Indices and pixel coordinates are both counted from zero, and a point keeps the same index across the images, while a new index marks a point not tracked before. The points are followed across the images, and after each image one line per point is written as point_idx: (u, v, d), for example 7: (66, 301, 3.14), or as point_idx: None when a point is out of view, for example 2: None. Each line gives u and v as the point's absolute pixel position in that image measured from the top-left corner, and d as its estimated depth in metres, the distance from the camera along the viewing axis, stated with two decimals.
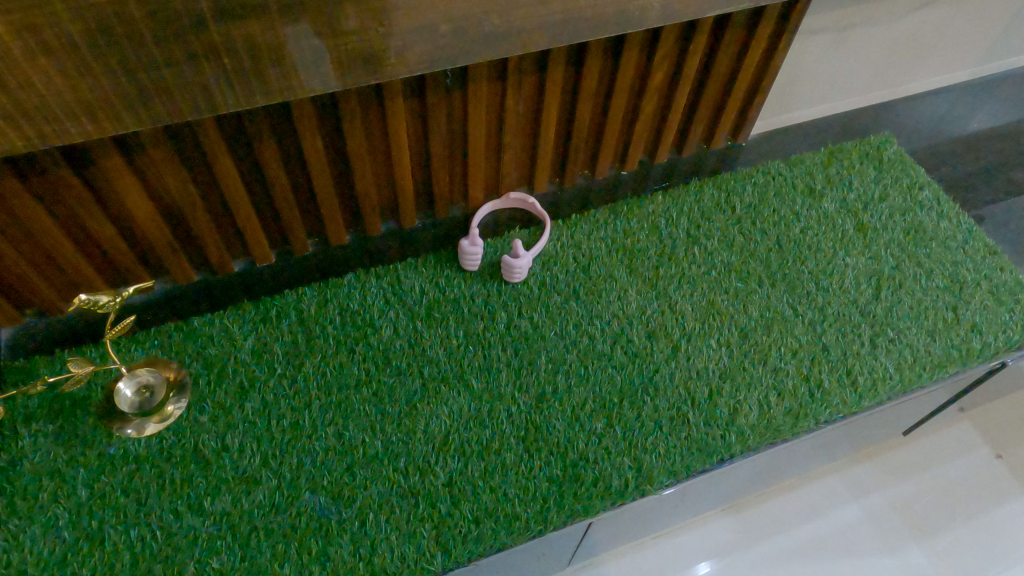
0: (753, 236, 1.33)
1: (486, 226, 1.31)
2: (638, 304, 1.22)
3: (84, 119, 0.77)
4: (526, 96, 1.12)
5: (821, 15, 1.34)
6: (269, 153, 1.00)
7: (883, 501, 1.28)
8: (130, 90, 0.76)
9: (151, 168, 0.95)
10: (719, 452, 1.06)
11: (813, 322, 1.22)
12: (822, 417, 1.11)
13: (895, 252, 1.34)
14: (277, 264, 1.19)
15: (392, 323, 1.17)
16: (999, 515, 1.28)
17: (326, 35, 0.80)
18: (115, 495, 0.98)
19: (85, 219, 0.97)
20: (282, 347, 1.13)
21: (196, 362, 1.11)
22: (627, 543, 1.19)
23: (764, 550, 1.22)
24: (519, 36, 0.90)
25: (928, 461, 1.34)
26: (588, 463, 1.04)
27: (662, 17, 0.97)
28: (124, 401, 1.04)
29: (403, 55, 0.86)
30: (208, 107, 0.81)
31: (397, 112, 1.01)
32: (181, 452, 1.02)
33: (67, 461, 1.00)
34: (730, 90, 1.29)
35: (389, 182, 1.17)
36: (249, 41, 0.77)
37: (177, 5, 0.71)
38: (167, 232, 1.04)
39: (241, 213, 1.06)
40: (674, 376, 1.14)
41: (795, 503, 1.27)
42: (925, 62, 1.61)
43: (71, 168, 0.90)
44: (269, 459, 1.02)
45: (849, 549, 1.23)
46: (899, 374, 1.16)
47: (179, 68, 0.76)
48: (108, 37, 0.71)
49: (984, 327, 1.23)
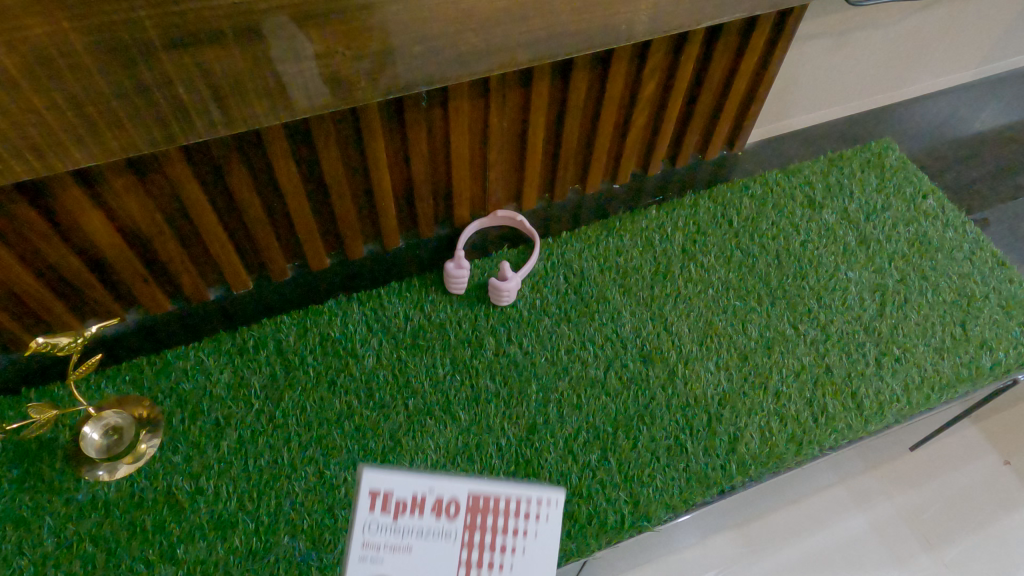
0: (752, 252, 1.28)
1: (474, 245, 1.26)
2: (632, 326, 1.17)
3: (31, 156, 0.72)
4: (511, 113, 1.06)
5: (820, 20, 1.28)
6: (240, 181, 0.94)
7: (890, 511, 1.14)
8: (77, 124, 0.71)
9: (113, 200, 0.89)
10: (719, 484, 1.01)
11: (815, 340, 1.17)
12: (826, 443, 1.06)
13: (900, 265, 1.29)
14: (256, 291, 1.13)
15: (375, 351, 1.12)
16: (1011, 528, 1.14)
17: (289, 61, 0.75)
18: (84, 544, 0.93)
19: (48, 255, 0.90)
20: (260, 380, 1.09)
21: (170, 399, 1.06)
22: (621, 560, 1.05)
23: (769, 565, 1.08)
24: (498, 54, 0.84)
25: (937, 468, 1.20)
26: (583, 498, 0.99)
27: (651, 31, 0.92)
28: (92, 445, 1.00)
29: (374, 78, 0.80)
30: (165, 139, 0.76)
31: (375, 133, 0.96)
32: (154, 495, 0.98)
33: (33, 508, 0.95)
34: (724, 100, 1.24)
35: (370, 205, 1.11)
36: (206, 70, 0.72)
37: (122, 36, 0.66)
38: (138, 266, 0.98)
39: (215, 243, 1.00)
40: (672, 404, 1.09)
41: (797, 515, 1.13)
42: (927, 64, 1.56)
43: (29, 203, 0.83)
44: (246, 502, 0.98)
45: (855, 564, 1.09)
46: (907, 396, 1.11)
47: (131, 99, 0.71)
48: (48, 69, 0.66)
49: (994, 342, 1.18)
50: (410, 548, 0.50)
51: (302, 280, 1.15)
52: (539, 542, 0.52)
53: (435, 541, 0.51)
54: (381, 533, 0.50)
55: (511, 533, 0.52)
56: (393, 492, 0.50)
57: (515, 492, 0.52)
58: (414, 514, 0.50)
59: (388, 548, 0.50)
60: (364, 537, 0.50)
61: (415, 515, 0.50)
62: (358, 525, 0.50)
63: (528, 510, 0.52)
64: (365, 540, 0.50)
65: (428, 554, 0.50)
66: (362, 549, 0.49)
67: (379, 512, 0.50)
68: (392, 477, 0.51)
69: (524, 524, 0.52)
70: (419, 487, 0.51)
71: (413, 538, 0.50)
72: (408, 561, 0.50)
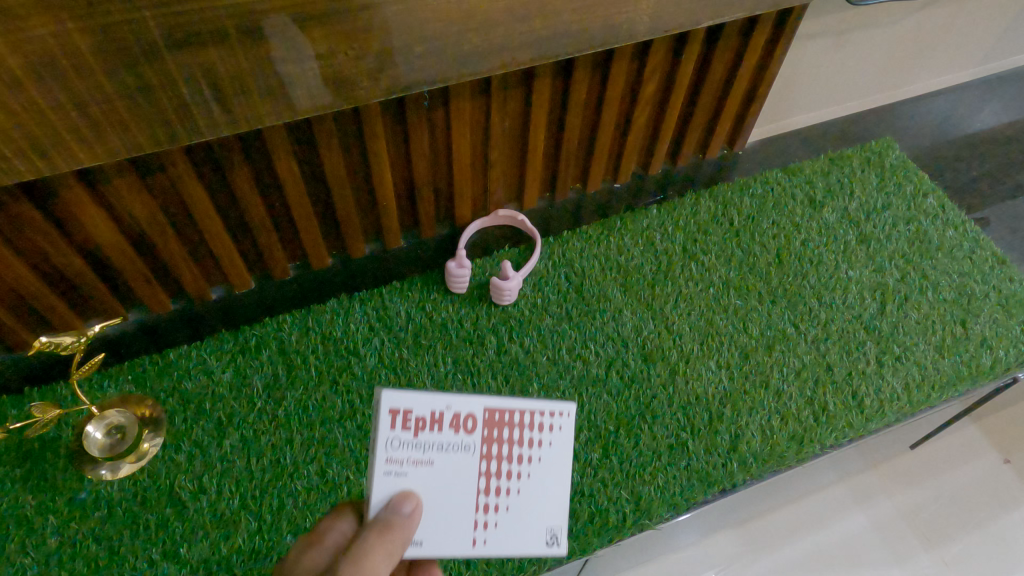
0: (752, 251, 1.29)
1: (475, 245, 1.27)
2: (634, 325, 1.17)
3: (35, 155, 0.72)
4: (512, 112, 1.07)
5: (820, 19, 1.29)
6: (243, 181, 0.94)
7: (890, 510, 1.15)
8: (81, 123, 0.71)
9: (116, 200, 0.90)
10: (720, 482, 1.02)
11: (816, 339, 1.18)
12: (827, 442, 1.07)
13: (900, 264, 1.29)
14: (257, 290, 1.13)
15: (377, 351, 1.13)
16: (1011, 526, 1.15)
17: (291, 60, 0.75)
18: (87, 543, 0.93)
19: (51, 254, 0.90)
20: (262, 380, 1.09)
21: (173, 398, 1.06)
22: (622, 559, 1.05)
23: (769, 563, 1.08)
24: (500, 54, 0.85)
25: (938, 467, 1.20)
26: (585, 497, 1.00)
27: (652, 31, 0.92)
28: (96, 444, 0.99)
29: (376, 78, 0.81)
30: (168, 139, 0.76)
31: (376, 133, 0.96)
32: (157, 495, 0.98)
33: (36, 508, 0.96)
34: (725, 99, 1.24)
35: (372, 205, 1.11)
36: (209, 70, 0.72)
37: (126, 36, 0.66)
38: (140, 266, 0.98)
39: (217, 243, 1.01)
40: (674, 403, 1.09)
41: (798, 514, 1.13)
42: (927, 64, 1.56)
43: (32, 203, 0.83)
44: (249, 501, 0.98)
45: (856, 562, 1.09)
46: (908, 394, 1.12)
47: (134, 98, 0.71)
48: (52, 69, 0.66)
49: (994, 341, 1.18)
50: (431, 460, 0.57)
51: (303, 280, 1.15)
52: (553, 451, 0.62)
53: (455, 451, 0.58)
54: (403, 449, 0.57)
55: (526, 443, 0.61)
56: (412, 413, 0.57)
57: (531, 409, 0.61)
58: (433, 429, 0.58)
59: (410, 461, 0.57)
60: (387, 453, 0.56)
61: (434, 431, 0.58)
62: (380, 442, 0.56)
63: (543, 422, 0.62)
64: (389, 455, 0.56)
65: (451, 461, 0.58)
66: (387, 462, 0.56)
67: (400, 430, 0.57)
68: (409, 398, 0.57)
69: (538, 434, 0.62)
70: (436, 405, 0.58)
71: (433, 451, 0.57)
72: (431, 470, 0.58)
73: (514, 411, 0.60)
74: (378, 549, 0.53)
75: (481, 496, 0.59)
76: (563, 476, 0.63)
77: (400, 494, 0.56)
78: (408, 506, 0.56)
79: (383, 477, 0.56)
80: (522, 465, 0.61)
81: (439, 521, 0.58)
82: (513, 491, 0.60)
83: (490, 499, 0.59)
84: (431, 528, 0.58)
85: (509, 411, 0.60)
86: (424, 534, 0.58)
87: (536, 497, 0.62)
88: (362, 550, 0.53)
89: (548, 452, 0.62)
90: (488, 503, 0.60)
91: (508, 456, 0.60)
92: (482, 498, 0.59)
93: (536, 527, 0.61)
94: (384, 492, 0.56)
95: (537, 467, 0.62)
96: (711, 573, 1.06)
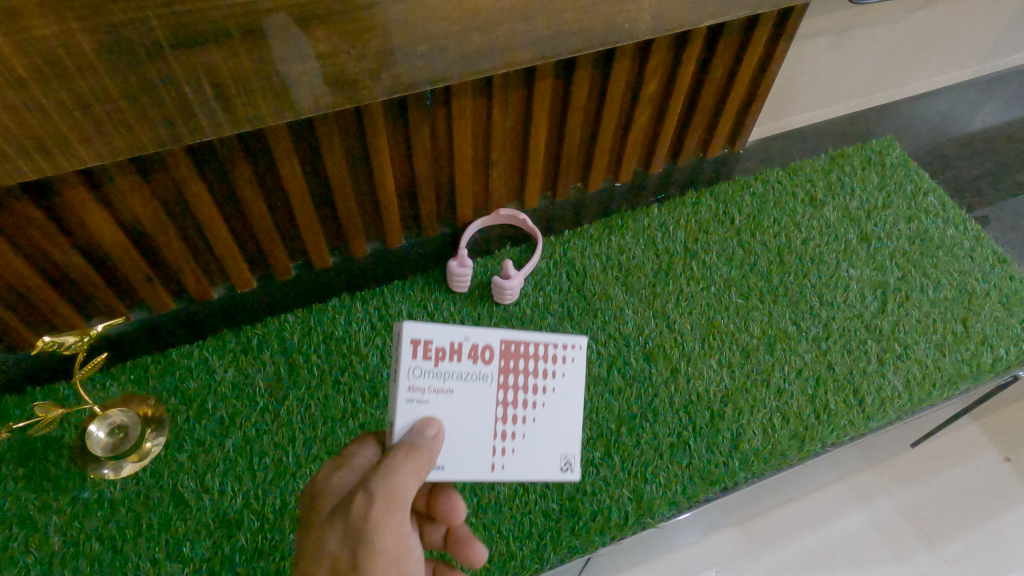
0: (753, 249, 1.29)
1: (477, 244, 1.27)
2: (635, 323, 1.17)
3: (38, 155, 0.72)
4: (514, 112, 1.07)
5: (821, 18, 1.29)
6: (244, 180, 0.94)
7: (891, 508, 1.15)
8: (84, 123, 0.71)
9: (117, 200, 0.90)
10: (722, 480, 1.02)
11: (817, 338, 1.18)
12: (828, 440, 1.07)
13: (901, 262, 1.29)
14: (259, 290, 1.13)
15: (379, 350, 1.13)
16: (1011, 524, 1.15)
17: (295, 60, 0.75)
18: (91, 543, 0.94)
19: (53, 254, 0.90)
20: (264, 379, 1.09)
21: (175, 397, 1.07)
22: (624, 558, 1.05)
23: (770, 562, 1.08)
24: (502, 53, 0.85)
25: (939, 465, 1.20)
26: (586, 495, 1.00)
27: (653, 30, 0.92)
28: (98, 443, 1.00)
29: (379, 77, 0.81)
30: (171, 138, 0.77)
31: (378, 132, 0.96)
32: (160, 494, 0.98)
33: (39, 507, 0.96)
34: (726, 98, 1.24)
35: (373, 204, 1.11)
36: (212, 69, 0.72)
37: (129, 35, 0.66)
38: (142, 266, 0.98)
39: (219, 243, 1.01)
40: (675, 401, 1.09)
41: (800, 512, 1.13)
42: (927, 63, 1.56)
43: (35, 203, 0.83)
44: (252, 499, 0.98)
45: (857, 560, 1.10)
46: (908, 393, 1.12)
47: (137, 98, 0.71)
48: (55, 69, 0.66)
49: (995, 339, 1.19)
50: (451, 388, 0.61)
51: (305, 279, 1.15)
52: (565, 379, 0.67)
53: (474, 380, 0.62)
54: (424, 377, 0.60)
55: (541, 373, 0.66)
56: (433, 343, 0.61)
57: (546, 341, 0.66)
58: (453, 358, 0.61)
59: (431, 389, 0.60)
60: (409, 381, 0.60)
61: (453, 360, 0.61)
62: (403, 370, 0.60)
63: (557, 353, 0.67)
64: (411, 383, 0.60)
65: (470, 389, 0.62)
66: (409, 390, 0.60)
67: (421, 360, 0.60)
68: (429, 329, 0.61)
69: (553, 365, 0.67)
70: (455, 336, 0.61)
71: (453, 380, 0.61)
72: (451, 398, 0.61)
73: (529, 342, 0.65)
74: (406, 469, 0.56)
75: (500, 424, 0.63)
76: (575, 403, 0.68)
77: (422, 421, 0.60)
78: (431, 430, 0.59)
79: (405, 405, 0.60)
80: (537, 396, 0.65)
81: (458, 448, 0.62)
82: (530, 418, 0.64)
83: (508, 427, 0.63)
84: (453, 455, 0.62)
85: (525, 343, 0.65)
86: (446, 460, 0.61)
87: (548, 427, 0.66)
88: (391, 469, 0.56)
89: (560, 382, 0.67)
90: (506, 433, 0.63)
91: (525, 386, 0.64)
92: (501, 426, 0.63)
93: (546, 457, 0.66)
94: (407, 418, 0.60)
95: (550, 398, 0.66)
96: (712, 572, 1.06)
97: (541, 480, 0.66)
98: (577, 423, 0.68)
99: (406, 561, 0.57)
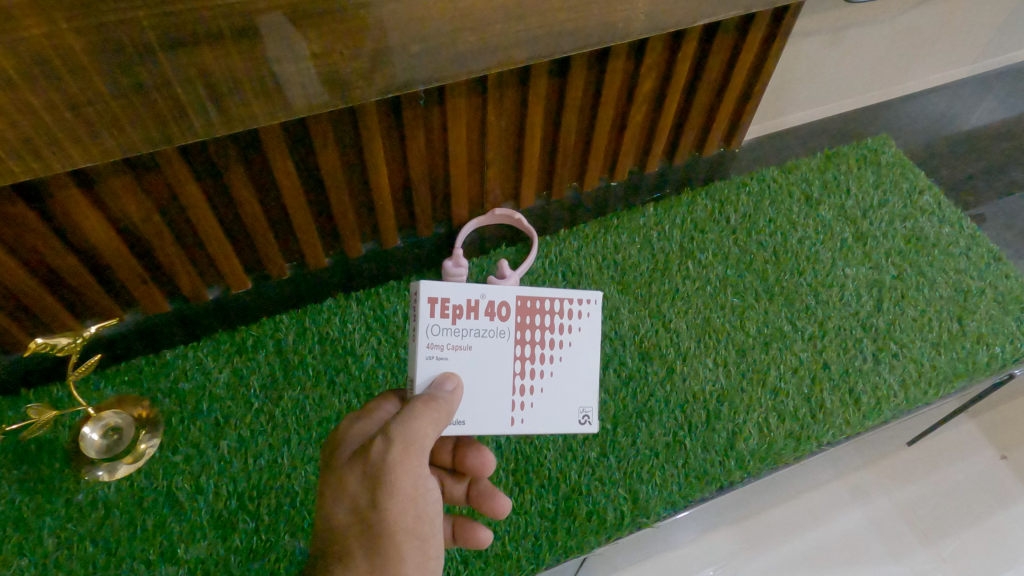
0: (749, 248, 1.29)
1: (473, 242, 1.26)
2: (630, 323, 1.17)
3: (29, 156, 0.72)
4: (508, 112, 1.06)
5: (816, 17, 1.28)
6: (238, 181, 0.94)
7: (888, 506, 1.15)
8: (75, 124, 0.71)
9: (110, 200, 0.89)
10: (718, 479, 1.02)
11: (813, 336, 1.18)
12: (824, 439, 1.07)
13: (896, 261, 1.29)
14: (254, 291, 1.12)
15: (374, 350, 1.12)
16: (1008, 522, 1.15)
17: (288, 60, 0.75)
18: (85, 544, 0.93)
19: (46, 255, 0.90)
20: (259, 380, 1.09)
21: (169, 398, 1.07)
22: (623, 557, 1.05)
23: (768, 561, 1.08)
24: (495, 53, 0.84)
25: (935, 463, 1.20)
26: (582, 495, 1.00)
27: (648, 29, 0.92)
28: (91, 446, 1.00)
29: (372, 77, 0.80)
30: (163, 139, 0.76)
31: (372, 132, 0.95)
32: (154, 495, 0.98)
33: (34, 509, 0.96)
34: (722, 97, 1.24)
35: (368, 205, 1.11)
36: (204, 70, 0.72)
37: (120, 36, 0.65)
38: (136, 267, 0.98)
39: (213, 243, 1.00)
40: (671, 400, 1.09)
41: (797, 511, 1.13)
42: (923, 61, 1.56)
43: (27, 205, 0.83)
44: (247, 501, 0.98)
45: (853, 559, 1.10)
46: (904, 392, 1.12)
47: (128, 99, 0.71)
48: (46, 70, 0.66)
49: (990, 338, 1.19)
50: (469, 344, 0.71)
51: (300, 280, 1.15)
52: (582, 333, 0.78)
53: (492, 335, 0.72)
54: (442, 335, 0.70)
55: (558, 329, 0.76)
56: (450, 302, 0.70)
57: (564, 298, 0.77)
58: (470, 316, 0.71)
59: (450, 346, 0.70)
60: (429, 339, 0.69)
61: (470, 318, 0.71)
62: (424, 328, 0.69)
63: (574, 309, 0.77)
64: (430, 340, 0.69)
65: (486, 344, 0.71)
66: (428, 347, 0.69)
67: (439, 318, 0.70)
68: (446, 290, 0.70)
69: (569, 320, 0.77)
70: (471, 296, 0.71)
71: (470, 337, 0.71)
72: (470, 353, 0.71)
73: (545, 300, 0.75)
74: (424, 417, 0.63)
75: (519, 378, 0.73)
76: (591, 355, 0.78)
77: (443, 376, 0.68)
78: (449, 384, 0.67)
79: (426, 360, 0.69)
80: (553, 350, 0.76)
81: (477, 402, 0.71)
82: (548, 372, 0.75)
83: (526, 381, 0.73)
84: (473, 410, 0.71)
85: (541, 301, 0.75)
86: (466, 416, 0.70)
87: (564, 379, 0.76)
88: (409, 417, 0.63)
89: (575, 336, 0.77)
90: (525, 385, 0.74)
91: (540, 341, 0.75)
92: (520, 380, 0.73)
93: (562, 407, 0.76)
94: (427, 373, 0.69)
95: (565, 352, 0.76)
96: (710, 571, 1.06)
97: (560, 431, 0.76)
98: (592, 376, 0.78)
99: (423, 502, 0.64)
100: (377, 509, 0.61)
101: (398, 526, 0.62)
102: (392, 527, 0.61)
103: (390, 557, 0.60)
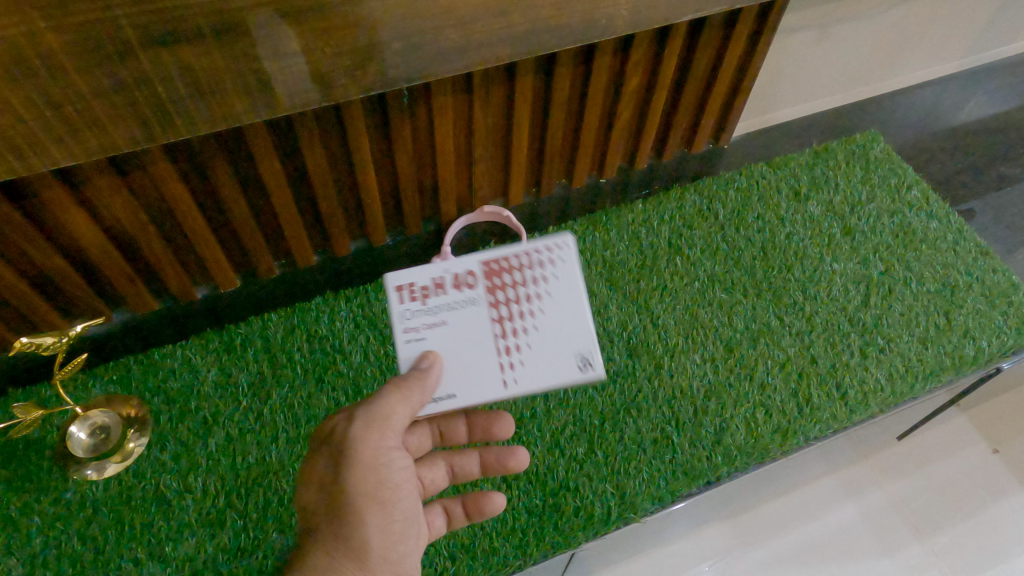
0: (737, 244, 1.29)
1: (462, 241, 1.28)
2: (618, 319, 1.18)
3: (10, 156, 0.72)
4: (495, 108, 1.06)
5: (802, 13, 1.29)
6: (223, 180, 0.94)
7: (878, 500, 1.15)
8: (56, 123, 0.71)
9: (95, 200, 0.89)
10: (706, 475, 1.02)
11: (801, 331, 1.18)
12: (811, 434, 1.07)
13: (885, 256, 1.30)
14: (241, 289, 1.13)
15: (362, 348, 1.12)
16: (998, 515, 1.15)
17: (268, 57, 0.75)
18: (73, 544, 0.94)
19: (32, 255, 0.90)
20: (247, 378, 1.09)
21: (158, 398, 1.07)
22: (614, 552, 1.05)
23: (760, 556, 1.09)
24: (478, 50, 0.84)
25: (925, 457, 1.20)
26: (569, 491, 1.01)
27: (632, 25, 0.92)
28: (79, 445, 1.00)
29: (353, 74, 0.80)
30: (146, 138, 0.76)
31: (358, 129, 0.95)
32: (142, 494, 0.98)
33: (22, 509, 0.96)
34: (709, 93, 1.24)
35: (356, 202, 1.11)
36: (185, 67, 0.72)
37: (99, 33, 0.65)
38: (123, 266, 0.98)
39: (200, 242, 1.00)
40: (659, 397, 1.10)
41: (789, 507, 1.13)
42: (912, 56, 1.56)
43: (11, 204, 0.83)
44: (236, 499, 0.98)
45: (843, 553, 1.10)
46: (891, 386, 1.12)
47: (109, 97, 0.71)
48: (24, 69, 0.66)
49: (977, 331, 1.19)
50: (444, 320, 0.70)
51: (288, 277, 1.15)
52: (558, 277, 0.71)
53: (463, 304, 0.70)
54: (415, 316, 0.70)
55: (531, 282, 0.71)
56: (416, 284, 0.71)
57: (529, 249, 0.72)
58: (438, 293, 0.71)
59: (425, 326, 0.70)
60: (404, 324, 0.70)
61: (439, 294, 0.71)
62: (397, 315, 0.70)
63: (542, 257, 0.72)
64: (405, 326, 0.70)
65: (461, 315, 0.70)
66: (405, 331, 0.70)
67: (410, 302, 0.70)
68: (411, 275, 0.71)
69: (541, 270, 0.72)
70: (434, 274, 0.71)
71: (443, 312, 0.70)
72: (447, 327, 0.70)
73: (509, 257, 0.72)
74: (389, 395, 0.66)
75: (501, 339, 0.70)
76: (576, 295, 0.71)
77: (422, 356, 0.69)
78: (425, 361, 0.68)
79: (406, 345, 0.69)
80: (532, 305, 0.71)
81: (461, 371, 0.69)
82: (531, 327, 0.70)
83: (508, 342, 0.70)
84: (461, 382, 0.69)
85: (504, 259, 0.72)
86: (456, 388, 0.69)
87: (552, 329, 0.70)
88: (377, 395, 0.66)
89: (554, 284, 0.71)
90: (509, 345, 0.70)
91: (514, 299, 0.71)
92: (502, 342, 0.70)
93: (557, 358, 0.70)
94: (409, 357, 0.69)
95: (546, 302, 0.71)
96: (703, 566, 1.06)
97: (561, 383, 0.69)
98: (582, 318, 0.71)
99: (388, 472, 0.66)
100: (339, 480, 0.64)
101: (358, 497, 0.64)
102: (352, 495, 0.64)
103: (348, 525, 0.63)
